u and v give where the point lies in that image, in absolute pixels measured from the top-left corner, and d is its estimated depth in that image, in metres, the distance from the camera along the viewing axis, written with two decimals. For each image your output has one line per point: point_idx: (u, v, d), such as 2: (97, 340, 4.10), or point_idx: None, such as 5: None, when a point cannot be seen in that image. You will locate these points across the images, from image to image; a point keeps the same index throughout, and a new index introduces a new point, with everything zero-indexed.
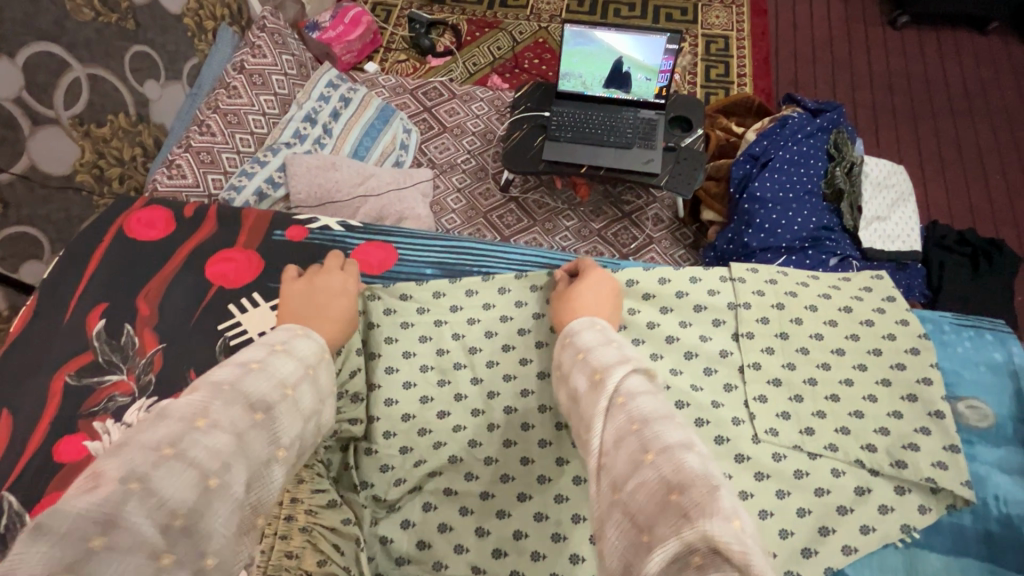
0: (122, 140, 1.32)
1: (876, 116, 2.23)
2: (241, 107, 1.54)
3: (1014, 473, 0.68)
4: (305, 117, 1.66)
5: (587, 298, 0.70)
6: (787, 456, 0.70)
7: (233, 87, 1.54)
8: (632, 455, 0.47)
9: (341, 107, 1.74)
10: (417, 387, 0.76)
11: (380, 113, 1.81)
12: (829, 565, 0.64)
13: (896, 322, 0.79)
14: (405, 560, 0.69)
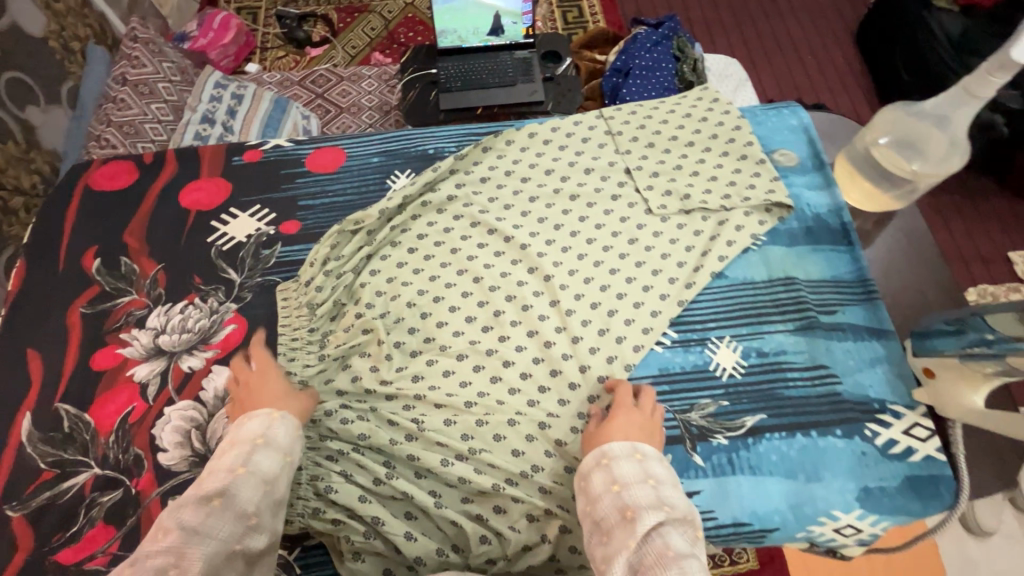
0: (19, 169, 1.38)
1: (709, 28, 2.64)
2: (135, 117, 1.60)
3: (817, 188, 0.99)
4: (202, 118, 1.72)
5: (618, 420, 0.73)
6: (673, 216, 0.97)
7: (121, 100, 1.61)
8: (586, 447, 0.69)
9: (236, 103, 1.80)
10: (385, 240, 0.93)
11: (276, 103, 1.85)
12: (714, 272, 0.92)
13: (722, 113, 1.06)
14: (417, 353, 0.85)
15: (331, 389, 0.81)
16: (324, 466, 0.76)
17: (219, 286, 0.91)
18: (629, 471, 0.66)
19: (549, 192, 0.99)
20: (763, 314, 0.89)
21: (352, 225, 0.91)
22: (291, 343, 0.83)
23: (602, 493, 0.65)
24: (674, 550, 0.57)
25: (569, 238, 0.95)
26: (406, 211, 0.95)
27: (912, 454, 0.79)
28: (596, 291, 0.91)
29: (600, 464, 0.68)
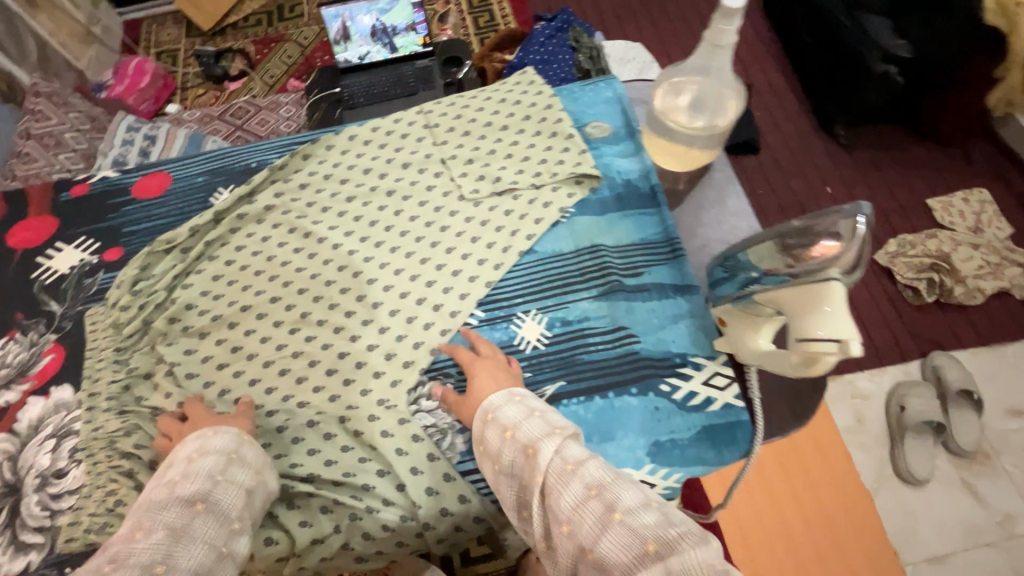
0: None
1: (619, 20, 2.66)
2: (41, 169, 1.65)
3: (627, 156, 1.01)
4: (113, 162, 1.75)
5: (480, 384, 0.74)
6: (485, 200, 0.99)
7: (26, 154, 1.66)
8: (498, 432, 0.66)
9: (148, 144, 1.81)
10: (200, 257, 0.95)
11: (191, 139, 1.85)
12: (523, 250, 0.93)
13: (537, 94, 1.08)
14: (224, 364, 0.86)
15: (136, 408, 0.82)
16: (117, 486, 0.76)
17: (40, 318, 0.93)
18: (516, 416, 0.66)
19: (366, 191, 1.01)
20: (569, 284, 0.90)
21: (164, 244, 0.95)
22: (97, 369, 0.86)
23: (500, 445, 0.65)
24: (572, 461, 0.58)
25: (383, 234, 0.97)
26: (223, 224, 0.97)
27: (710, 405, 0.80)
28: (406, 281, 0.92)
29: (485, 422, 0.68)
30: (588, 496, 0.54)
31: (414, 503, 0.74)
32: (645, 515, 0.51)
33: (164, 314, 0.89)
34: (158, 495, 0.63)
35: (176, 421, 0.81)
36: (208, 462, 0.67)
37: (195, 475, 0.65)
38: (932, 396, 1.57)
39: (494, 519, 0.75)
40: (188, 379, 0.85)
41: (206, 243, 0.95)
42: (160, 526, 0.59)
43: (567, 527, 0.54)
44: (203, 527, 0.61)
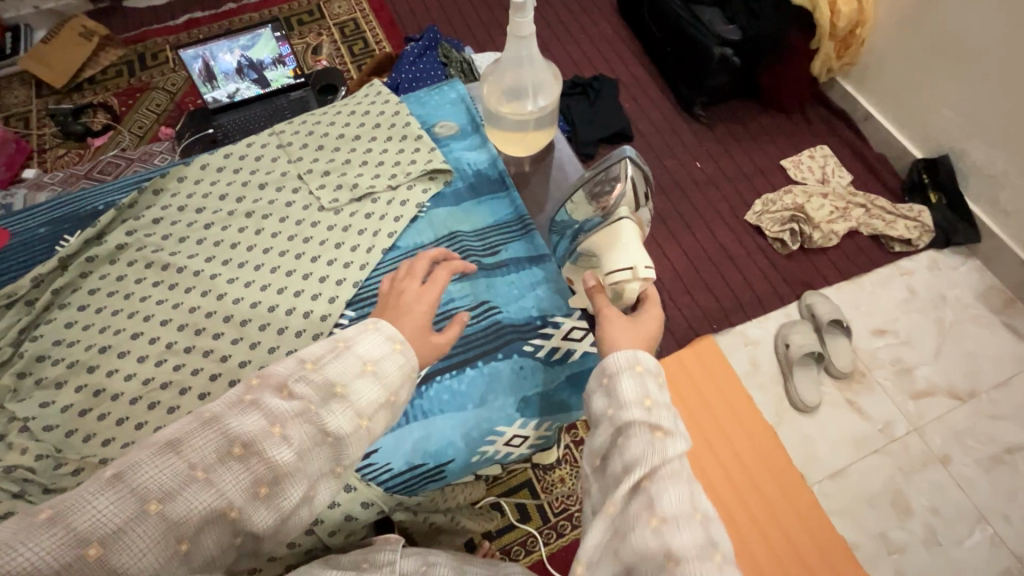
0: None
1: (490, 34, 2.79)
2: None
3: (475, 148, 1.09)
4: None
5: (644, 330, 0.75)
6: (345, 207, 1.02)
7: None
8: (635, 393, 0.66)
9: None
10: (49, 307, 0.91)
11: None
12: (386, 247, 0.98)
13: (385, 102, 1.13)
14: (87, 409, 0.83)
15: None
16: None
17: None
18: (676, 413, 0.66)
19: (224, 216, 1.01)
20: None
21: (5, 299, 0.90)
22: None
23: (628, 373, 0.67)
24: (688, 473, 0.62)
25: (246, 254, 0.98)
26: (72, 269, 0.94)
27: (570, 356, 0.88)
28: (274, 295, 0.93)
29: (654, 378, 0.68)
30: (689, 511, 0.58)
31: None
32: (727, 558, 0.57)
33: (13, 369, 0.85)
34: (316, 391, 0.61)
35: (35, 477, 0.77)
36: (370, 400, 0.62)
37: (349, 408, 0.62)
38: (809, 331, 1.64)
39: (383, 500, 0.78)
40: (48, 431, 0.81)
41: (54, 291, 0.92)
42: (294, 441, 0.58)
43: (656, 515, 0.57)
44: (316, 458, 0.60)
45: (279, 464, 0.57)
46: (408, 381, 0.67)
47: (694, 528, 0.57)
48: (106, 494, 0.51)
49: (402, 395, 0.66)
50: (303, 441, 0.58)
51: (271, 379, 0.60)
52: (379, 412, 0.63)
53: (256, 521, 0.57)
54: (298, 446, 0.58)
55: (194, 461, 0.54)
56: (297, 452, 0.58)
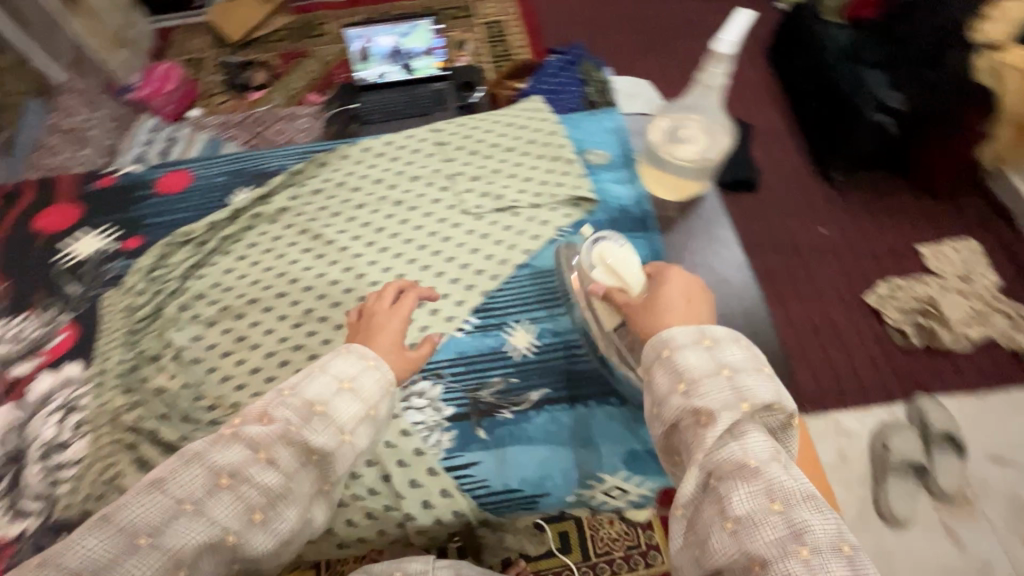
0: None
1: (630, 59, 2.76)
2: (64, 164, 1.84)
3: (623, 182, 1.07)
4: (135, 158, 1.86)
5: (673, 295, 0.75)
6: (486, 215, 1.05)
7: (52, 146, 1.89)
8: (674, 377, 0.66)
9: (169, 145, 1.93)
10: (214, 251, 1.01)
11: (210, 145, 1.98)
12: (518, 263, 0.99)
13: (542, 120, 1.15)
14: (227, 353, 0.91)
15: (139, 388, 0.86)
16: (115, 460, 0.80)
17: (59, 299, 0.98)
18: (738, 359, 0.66)
19: (375, 200, 1.07)
20: (559, 296, 0.95)
21: (182, 237, 1.01)
22: (109, 348, 0.91)
23: (683, 345, 0.68)
24: (755, 459, 0.59)
25: (388, 240, 1.03)
26: (239, 221, 1.03)
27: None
28: (406, 285, 0.97)
29: (698, 346, 0.67)
30: (769, 508, 0.56)
31: (398, 494, 0.78)
32: (832, 561, 0.53)
33: (175, 301, 0.95)
34: (296, 416, 0.65)
35: (176, 403, 0.85)
36: (348, 415, 0.67)
37: (331, 424, 0.65)
38: (920, 440, 1.49)
39: (473, 514, 0.79)
40: (194, 364, 0.89)
41: (221, 238, 1.01)
42: (279, 467, 0.62)
43: (732, 522, 0.56)
44: (303, 483, 0.64)
45: (270, 489, 0.61)
46: (388, 391, 0.71)
47: (786, 531, 0.55)
48: (95, 535, 0.56)
49: (382, 408, 0.71)
50: (288, 463, 0.63)
51: (253, 413, 0.65)
52: (360, 426, 0.67)
53: (254, 545, 0.61)
54: (289, 468, 0.63)
55: (181, 495, 0.59)
56: (286, 475, 0.63)
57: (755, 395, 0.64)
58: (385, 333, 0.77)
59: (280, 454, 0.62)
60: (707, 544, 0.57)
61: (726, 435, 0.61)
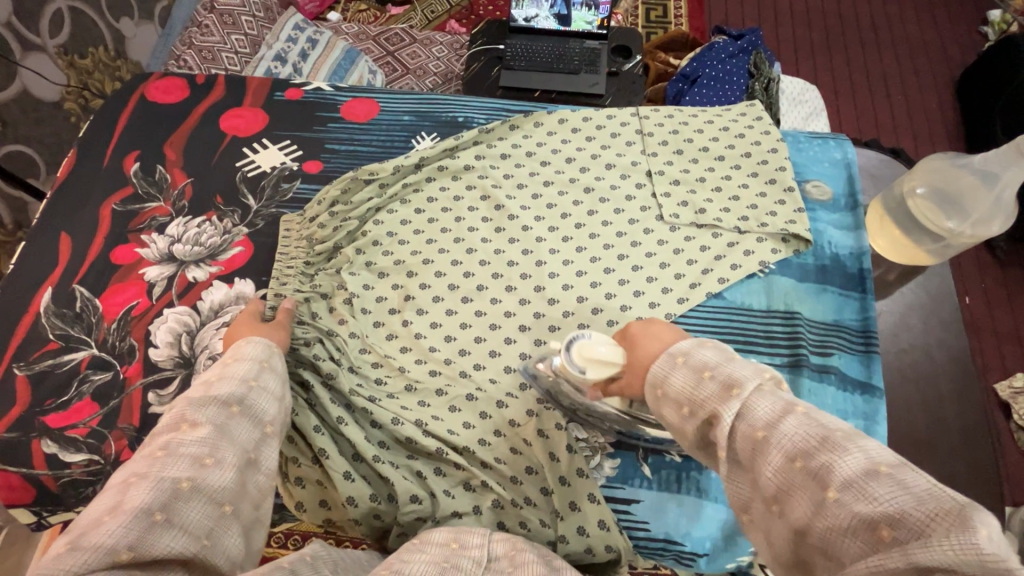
0: (103, 73, 1.55)
1: (812, 52, 2.43)
2: (214, 44, 1.68)
3: (843, 228, 0.95)
4: (275, 55, 1.74)
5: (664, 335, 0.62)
6: (682, 229, 0.95)
7: (206, 25, 1.70)
8: (688, 379, 0.54)
9: (309, 47, 1.80)
10: (395, 198, 0.96)
11: (346, 53, 1.83)
12: (710, 292, 0.89)
13: (762, 133, 1.02)
14: (394, 311, 0.87)
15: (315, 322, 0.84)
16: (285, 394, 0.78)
17: (236, 209, 0.96)
18: (711, 355, 0.55)
19: (565, 180, 0.98)
20: (752, 340, 0.87)
21: (367, 174, 0.95)
22: (286, 276, 0.89)
23: (667, 371, 0.56)
24: (765, 427, 0.49)
25: (572, 230, 0.94)
26: (423, 171, 0.98)
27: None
28: (586, 286, 0.89)
29: (672, 364, 0.56)
30: (790, 468, 0.46)
31: (556, 512, 0.75)
32: (875, 488, 0.42)
33: (353, 243, 0.92)
34: (195, 391, 0.57)
35: (344, 349, 0.83)
36: (243, 368, 0.61)
37: (231, 378, 0.59)
38: None
39: (626, 553, 0.75)
40: (362, 314, 0.87)
41: (403, 185, 0.96)
42: (204, 422, 0.54)
43: (775, 505, 0.48)
44: (240, 428, 0.56)
45: (204, 440, 0.53)
46: (273, 350, 0.66)
47: (816, 483, 0.45)
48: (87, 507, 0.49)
49: (279, 361, 0.65)
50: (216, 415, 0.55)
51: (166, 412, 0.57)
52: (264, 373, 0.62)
53: (216, 482, 0.51)
54: (215, 422, 0.55)
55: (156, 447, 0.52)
56: (216, 426, 0.54)
57: (744, 378, 0.52)
58: (251, 325, 0.73)
59: (195, 412, 0.54)
60: (779, 541, 0.49)
61: (734, 424, 0.50)
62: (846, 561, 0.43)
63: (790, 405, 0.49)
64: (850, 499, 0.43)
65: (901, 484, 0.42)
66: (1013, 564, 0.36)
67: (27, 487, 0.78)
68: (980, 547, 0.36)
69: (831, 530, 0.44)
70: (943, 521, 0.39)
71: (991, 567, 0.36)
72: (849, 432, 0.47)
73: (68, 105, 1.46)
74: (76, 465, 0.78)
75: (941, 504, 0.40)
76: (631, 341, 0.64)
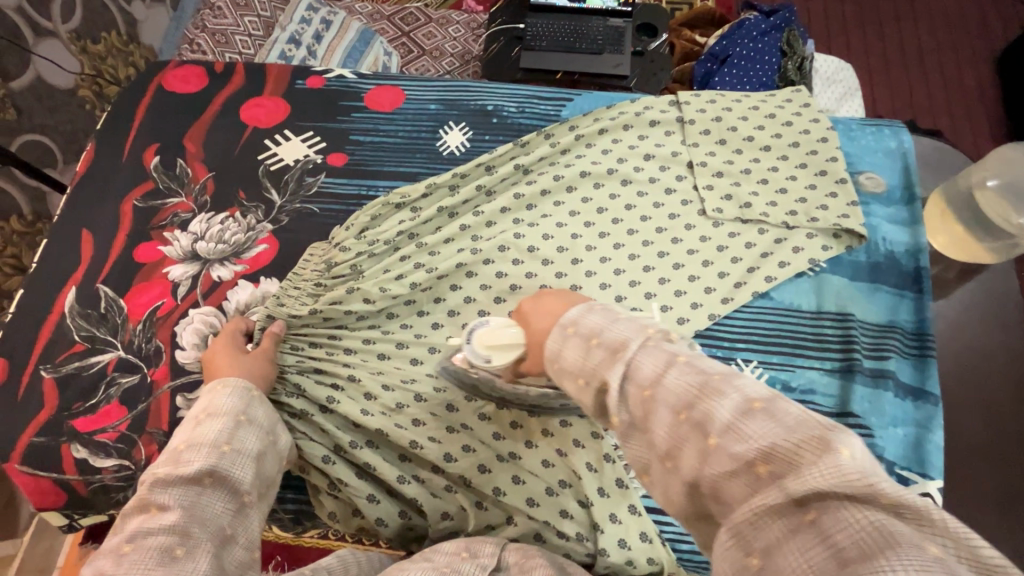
0: (116, 59, 1.51)
1: (844, 27, 2.30)
2: (228, 28, 1.64)
3: (899, 224, 0.90)
4: (289, 38, 1.66)
5: (551, 304, 0.56)
6: (726, 224, 0.90)
7: (219, 8, 1.66)
8: (580, 349, 0.49)
9: (323, 28, 1.69)
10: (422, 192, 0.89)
11: (362, 35, 1.72)
12: (757, 291, 0.85)
13: (811, 120, 0.95)
14: (425, 312, 0.82)
15: (321, 347, 0.80)
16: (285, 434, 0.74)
17: (260, 205, 0.93)
18: (597, 318, 0.50)
19: (602, 171, 0.92)
20: (800, 344, 0.83)
21: (397, 199, 0.88)
22: (290, 296, 0.81)
23: (560, 346, 0.50)
24: (650, 384, 0.44)
25: (610, 225, 0.89)
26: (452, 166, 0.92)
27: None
28: (625, 285, 0.85)
29: (563, 337, 0.50)
30: (676, 421, 0.42)
31: (596, 526, 0.71)
32: (751, 426, 0.38)
33: (385, 241, 0.85)
34: (163, 466, 0.57)
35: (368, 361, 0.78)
36: (215, 430, 0.61)
37: (201, 445, 0.59)
38: None
39: (669, 565, 0.71)
40: (395, 319, 0.82)
41: (433, 181, 0.90)
42: (173, 504, 0.55)
43: (667, 461, 0.42)
44: (211, 504, 0.57)
45: (172, 527, 0.53)
46: (251, 395, 0.67)
47: (698, 432, 0.40)
48: None
49: (257, 412, 0.66)
50: (182, 498, 0.55)
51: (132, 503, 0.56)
52: (238, 435, 0.62)
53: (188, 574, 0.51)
54: (184, 504, 0.55)
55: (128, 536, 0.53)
56: (185, 508, 0.55)
57: (630, 338, 0.47)
58: (226, 354, 0.72)
59: (160, 496, 0.55)
60: (673, 500, 0.43)
61: (621, 384, 0.45)
62: (733, 508, 0.38)
63: (673, 355, 0.45)
64: (728, 442, 0.38)
65: (772, 416, 0.38)
66: (876, 479, 0.34)
67: (59, 492, 0.77)
68: (846, 468, 0.34)
69: (715, 478, 0.39)
70: (812, 449, 0.36)
71: (859, 486, 0.34)
72: (727, 371, 0.43)
73: (83, 93, 1.43)
74: (107, 470, 0.77)
75: (810, 431, 0.36)
76: (521, 320, 0.59)
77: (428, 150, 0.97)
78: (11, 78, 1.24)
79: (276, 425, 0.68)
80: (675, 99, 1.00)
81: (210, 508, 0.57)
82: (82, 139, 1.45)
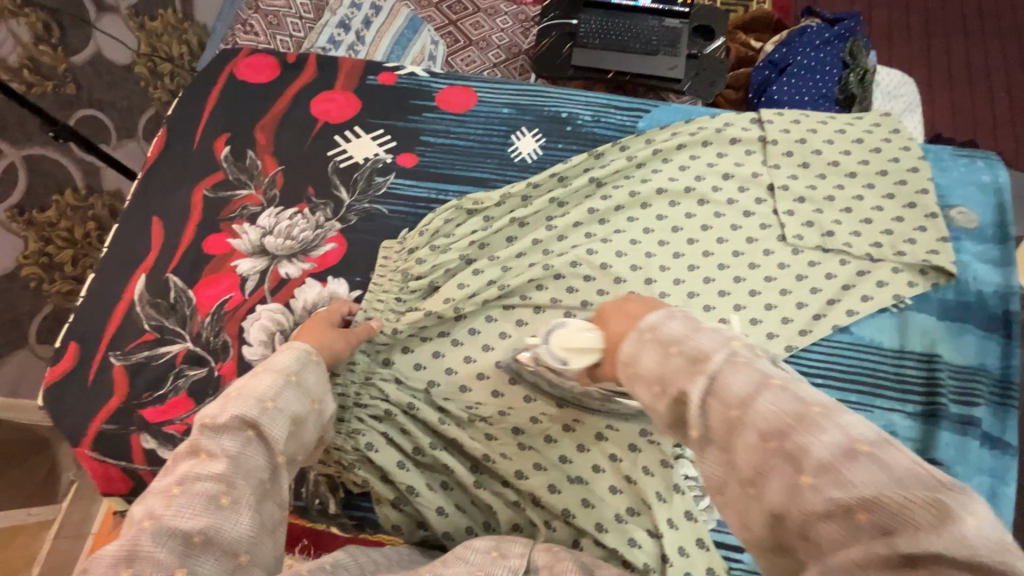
0: (172, 36, 1.51)
1: (908, 39, 2.21)
2: (280, 9, 1.58)
3: (990, 263, 0.86)
4: (339, 22, 1.57)
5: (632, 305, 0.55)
6: (806, 252, 0.86)
7: None
8: (655, 355, 0.47)
9: (374, 14, 1.63)
10: (493, 202, 0.88)
11: (411, 22, 1.67)
12: (837, 325, 0.82)
13: (900, 148, 0.91)
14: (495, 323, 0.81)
15: (392, 364, 0.80)
16: (362, 431, 0.76)
17: (328, 202, 0.92)
18: (678, 326, 0.47)
19: (679, 189, 0.90)
20: (879, 384, 0.80)
21: (471, 204, 0.88)
22: (374, 311, 0.82)
23: (636, 351, 0.48)
24: (740, 406, 0.41)
25: (685, 246, 0.87)
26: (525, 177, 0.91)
27: None
28: (699, 309, 0.82)
29: (641, 341, 0.49)
30: (764, 450, 0.40)
31: (665, 557, 0.70)
32: (855, 471, 0.36)
33: (457, 253, 0.85)
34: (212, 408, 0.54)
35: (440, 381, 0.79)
36: (264, 384, 0.57)
37: (248, 395, 0.55)
38: None
39: None
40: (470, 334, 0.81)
41: (505, 192, 0.89)
42: (221, 452, 0.51)
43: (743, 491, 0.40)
44: (256, 456, 0.53)
45: (219, 475, 0.50)
46: (308, 359, 0.63)
47: None
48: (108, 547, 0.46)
49: (308, 374, 0.61)
50: (232, 445, 0.52)
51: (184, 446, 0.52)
52: (284, 394, 0.57)
53: (230, 530, 0.48)
54: (231, 452, 0.52)
55: (179, 478, 0.50)
56: (231, 458, 0.51)
57: (713, 351, 0.45)
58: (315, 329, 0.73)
59: (210, 441, 0.51)
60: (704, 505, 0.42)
61: (703, 399, 0.43)
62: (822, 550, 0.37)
63: (766, 377, 0.42)
64: (824, 481, 0.37)
65: (881, 465, 0.36)
66: (992, 550, 0.32)
67: (126, 480, 0.79)
68: (964, 537, 0.32)
69: (804, 517, 0.37)
70: (927, 512, 0.34)
71: (981, 558, 0.32)
72: (827, 405, 0.40)
73: (139, 69, 1.42)
74: None
75: (920, 488, 0.35)
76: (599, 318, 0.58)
77: (499, 157, 0.95)
78: (74, 53, 1.24)
79: (324, 393, 0.63)
80: (757, 118, 0.96)
81: (253, 460, 0.53)
82: (136, 117, 1.45)
